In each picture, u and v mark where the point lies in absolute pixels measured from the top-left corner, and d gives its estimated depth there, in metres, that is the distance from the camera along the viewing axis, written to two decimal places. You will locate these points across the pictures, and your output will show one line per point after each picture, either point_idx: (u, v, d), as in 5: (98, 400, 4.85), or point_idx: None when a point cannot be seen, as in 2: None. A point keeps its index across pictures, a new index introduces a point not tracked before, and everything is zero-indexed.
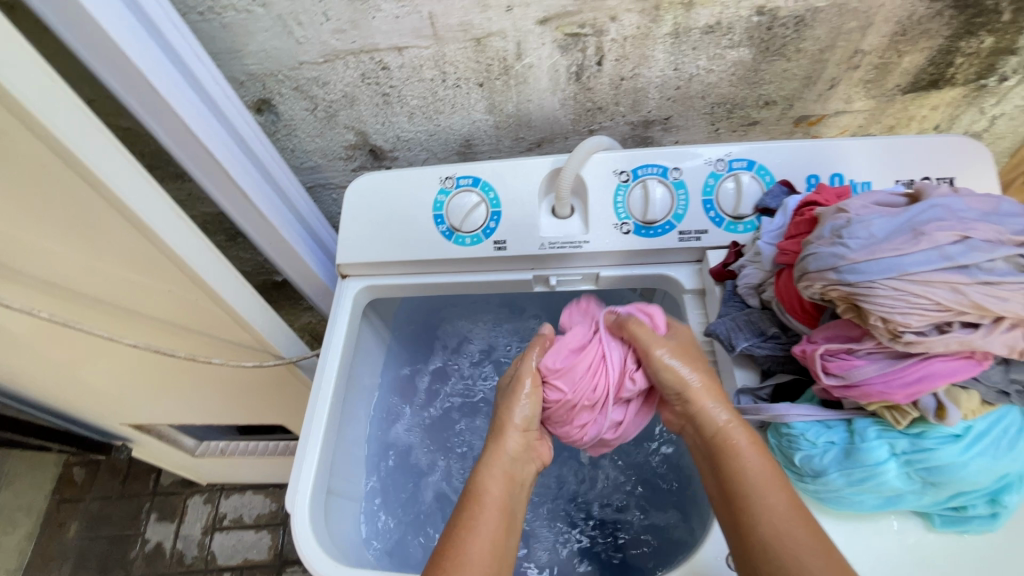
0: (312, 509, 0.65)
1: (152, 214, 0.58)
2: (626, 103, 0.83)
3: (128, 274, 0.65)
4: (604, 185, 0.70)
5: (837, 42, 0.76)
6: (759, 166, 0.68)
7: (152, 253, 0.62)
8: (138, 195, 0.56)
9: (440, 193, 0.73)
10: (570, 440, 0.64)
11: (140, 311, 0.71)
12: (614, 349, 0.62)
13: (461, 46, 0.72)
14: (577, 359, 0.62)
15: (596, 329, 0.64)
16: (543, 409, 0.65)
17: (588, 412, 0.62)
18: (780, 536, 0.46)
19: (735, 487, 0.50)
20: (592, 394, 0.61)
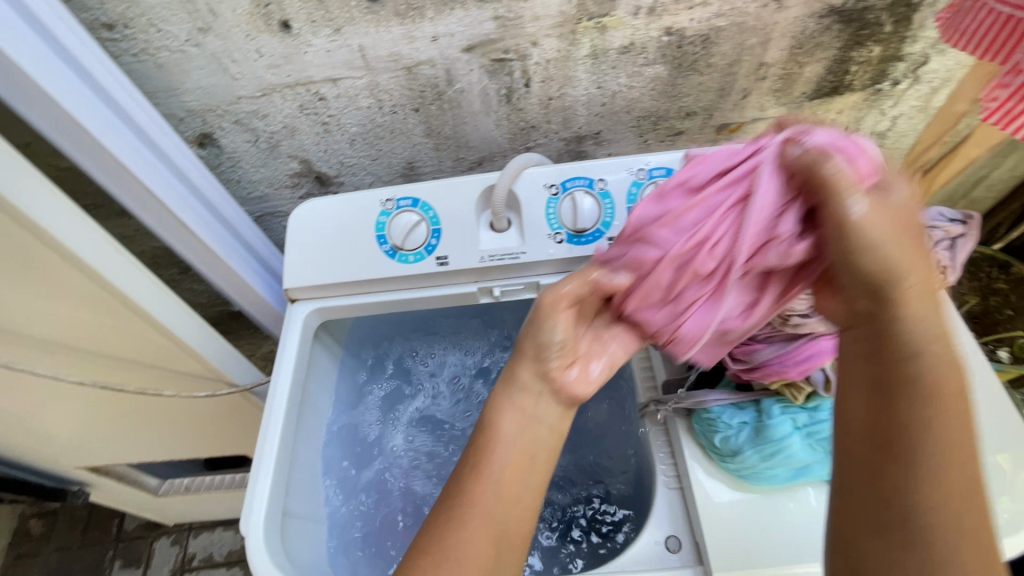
0: (267, 529, 0.66)
1: (91, 252, 0.59)
2: (557, 120, 0.88)
3: (69, 311, 0.65)
4: (536, 198, 0.75)
5: (742, 57, 0.83)
6: (677, 173, 0.74)
7: (93, 289, 0.63)
8: (76, 235, 0.57)
9: (381, 215, 0.76)
10: (662, 319, 0.56)
11: (86, 348, 0.71)
12: (764, 191, 0.50)
13: (393, 75, 0.76)
14: (694, 209, 0.53)
15: (752, 169, 0.52)
16: (634, 273, 0.57)
17: (697, 283, 0.53)
18: (924, 502, 0.43)
19: (889, 431, 0.45)
20: (710, 257, 0.52)
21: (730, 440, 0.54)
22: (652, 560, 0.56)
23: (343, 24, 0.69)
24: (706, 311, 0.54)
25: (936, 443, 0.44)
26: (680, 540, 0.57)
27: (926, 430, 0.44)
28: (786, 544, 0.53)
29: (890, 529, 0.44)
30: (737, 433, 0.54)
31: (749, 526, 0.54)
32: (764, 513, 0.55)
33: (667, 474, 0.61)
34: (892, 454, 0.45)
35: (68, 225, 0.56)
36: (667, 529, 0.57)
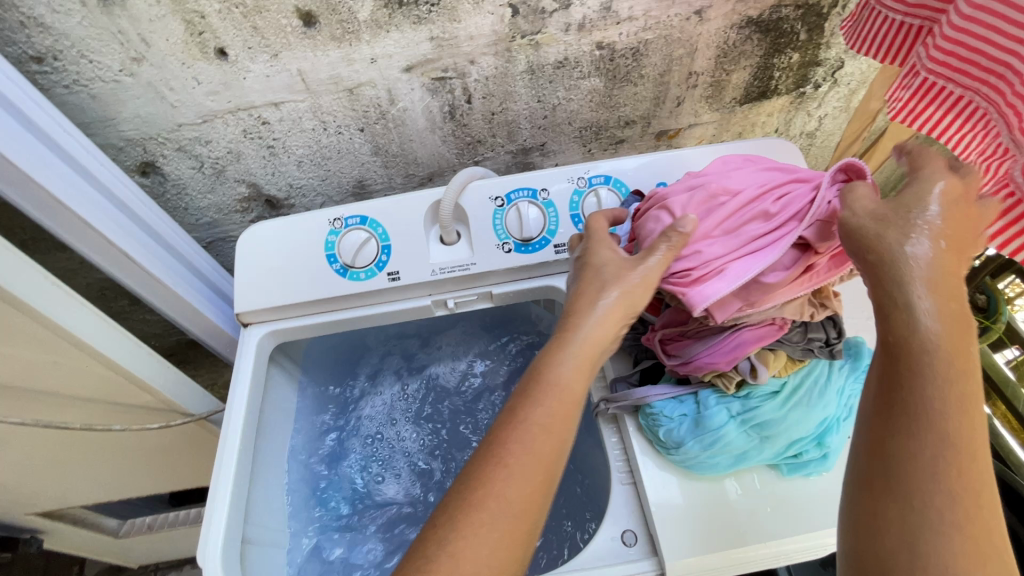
0: (225, 558, 0.64)
1: (25, 287, 0.58)
2: (502, 134, 0.91)
3: (4, 350, 0.63)
4: (482, 210, 0.77)
5: (671, 67, 0.87)
6: (616, 179, 0.77)
7: (29, 325, 0.61)
8: (9, 270, 0.56)
9: (330, 234, 0.77)
10: (694, 276, 0.50)
11: (26, 388, 0.69)
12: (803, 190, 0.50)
13: (335, 97, 0.77)
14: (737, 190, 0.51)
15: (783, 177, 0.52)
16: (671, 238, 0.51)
17: (730, 246, 0.49)
18: (918, 476, 0.39)
19: (888, 398, 0.41)
20: (748, 227, 0.49)
21: (673, 433, 0.55)
22: (609, 556, 0.57)
23: (280, 49, 0.70)
24: (746, 257, 0.48)
25: (935, 411, 0.39)
26: (636, 534, 0.58)
27: (927, 397, 0.39)
28: (732, 529, 0.55)
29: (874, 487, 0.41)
30: (679, 426, 0.55)
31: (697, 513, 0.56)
32: (710, 501, 0.56)
33: (620, 470, 0.62)
34: (895, 419, 0.41)
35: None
36: (624, 524, 0.58)
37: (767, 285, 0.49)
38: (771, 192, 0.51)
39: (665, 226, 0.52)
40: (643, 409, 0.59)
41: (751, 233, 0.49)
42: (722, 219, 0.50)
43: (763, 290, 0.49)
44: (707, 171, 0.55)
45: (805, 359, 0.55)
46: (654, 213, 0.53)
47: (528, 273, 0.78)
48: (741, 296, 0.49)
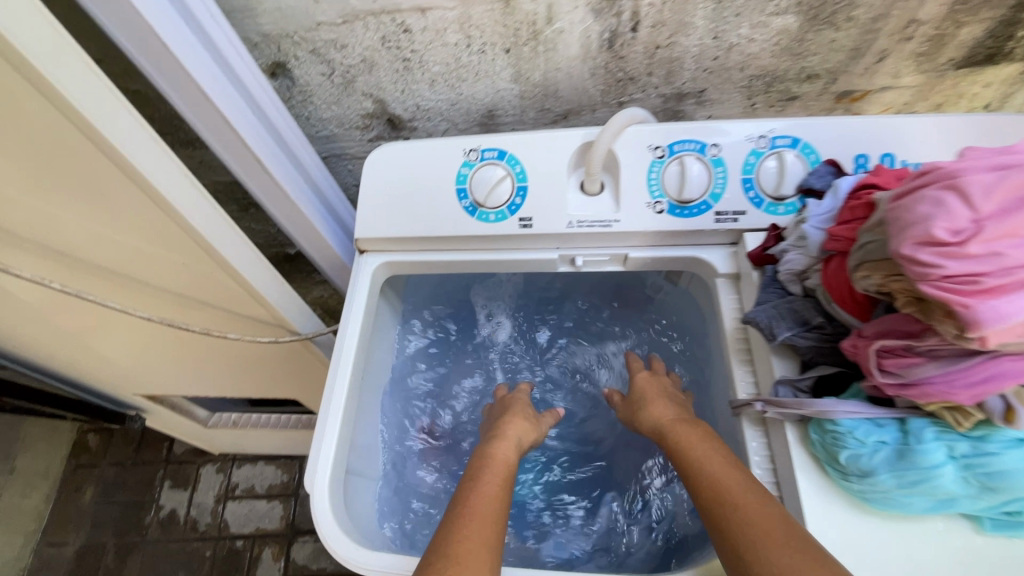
0: (333, 488, 0.64)
1: (168, 187, 0.55)
2: (660, 73, 0.78)
3: (140, 244, 0.62)
4: (637, 160, 0.67)
5: (891, 11, 0.70)
6: (804, 143, 0.64)
7: (167, 224, 0.59)
8: (156, 168, 0.53)
9: (463, 166, 0.70)
10: (969, 288, 0.36)
11: (150, 283, 0.69)
12: None
13: (489, 8, 0.67)
14: None
15: None
16: (949, 232, 0.37)
17: None
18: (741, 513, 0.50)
19: (706, 492, 0.53)
20: None
21: (860, 459, 0.46)
22: None
23: None
24: None
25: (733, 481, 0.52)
26: None
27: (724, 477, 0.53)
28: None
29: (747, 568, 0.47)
30: (871, 453, 0.46)
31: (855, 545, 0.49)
32: (886, 539, 0.48)
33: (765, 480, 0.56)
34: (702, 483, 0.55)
35: (150, 157, 0.52)
36: None
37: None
38: None
39: (948, 211, 0.37)
40: (821, 424, 0.49)
41: None
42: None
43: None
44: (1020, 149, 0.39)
45: None
46: (932, 192, 0.38)
47: (675, 239, 0.69)
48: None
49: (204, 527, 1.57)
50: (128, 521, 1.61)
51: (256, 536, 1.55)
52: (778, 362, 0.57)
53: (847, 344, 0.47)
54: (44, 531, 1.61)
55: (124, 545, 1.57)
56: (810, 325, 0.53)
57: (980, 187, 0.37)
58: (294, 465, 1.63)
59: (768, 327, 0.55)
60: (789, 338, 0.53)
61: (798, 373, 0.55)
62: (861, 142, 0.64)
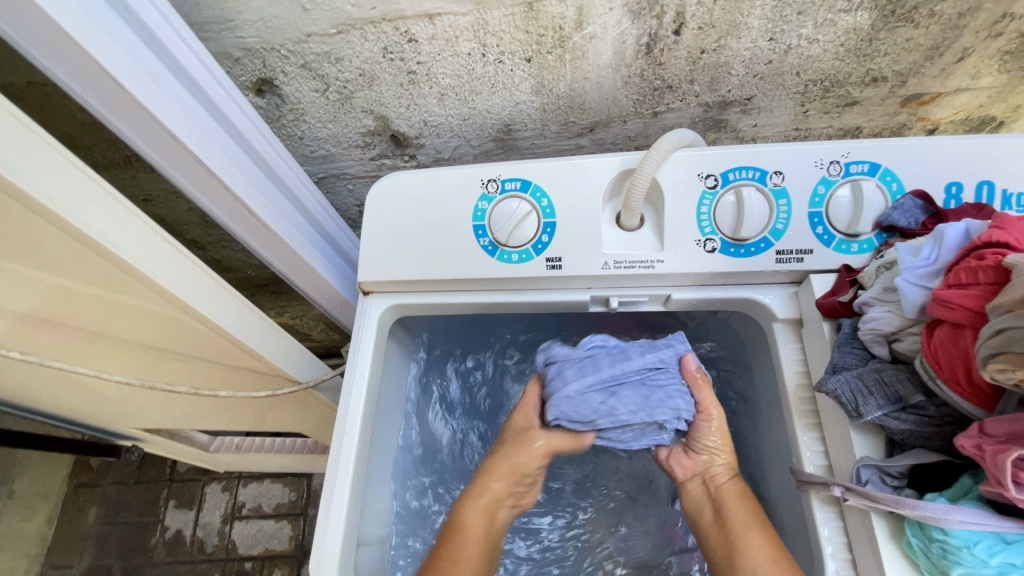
0: (343, 566, 0.57)
1: (75, 204, 0.44)
2: (703, 81, 0.68)
3: (95, 294, 0.53)
4: (685, 193, 0.57)
5: (982, 4, 0.60)
6: (884, 170, 0.55)
7: (112, 271, 0.51)
8: (47, 175, 0.41)
9: (481, 200, 0.60)
10: None
11: (114, 341, 0.60)
12: None
13: (507, 13, 0.57)
14: None
15: None
16: None
17: None
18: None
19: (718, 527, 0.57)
20: None
21: None
22: None
23: None
24: None
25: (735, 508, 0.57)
26: None
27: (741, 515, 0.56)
28: None
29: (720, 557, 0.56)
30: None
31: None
32: None
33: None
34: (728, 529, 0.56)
35: (41, 171, 0.41)
36: None
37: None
38: None
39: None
40: (926, 528, 0.41)
41: None
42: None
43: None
44: None
45: None
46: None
47: (727, 279, 0.60)
48: None
49: (212, 548, 1.53)
50: (134, 541, 1.56)
51: (265, 557, 1.50)
52: (859, 439, 0.47)
53: (968, 444, 0.38)
54: (48, 554, 1.57)
55: (131, 567, 1.54)
56: (906, 404, 0.44)
57: None
58: (302, 482, 1.56)
59: (853, 403, 0.46)
60: (881, 419, 0.45)
61: (885, 454, 0.46)
62: (958, 167, 0.54)
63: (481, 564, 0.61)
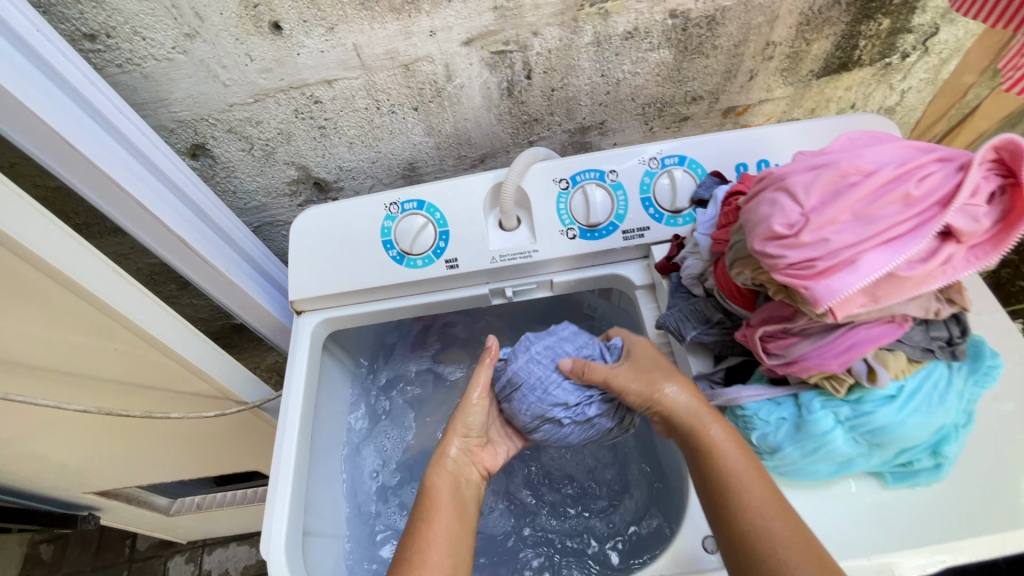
0: (289, 548, 0.63)
1: (43, 243, 0.54)
2: (560, 112, 0.85)
3: (55, 330, 0.62)
4: (545, 195, 0.72)
5: (748, 37, 0.80)
6: (690, 160, 0.71)
7: (73, 304, 0.60)
8: (17, 219, 0.52)
9: (386, 219, 0.73)
10: (794, 272, 0.41)
11: (72, 376, 0.68)
12: (946, 175, 0.40)
13: (390, 74, 0.73)
14: (850, 178, 0.40)
15: (939, 158, 0.41)
16: (755, 222, 0.43)
17: (853, 240, 0.40)
18: (779, 557, 0.45)
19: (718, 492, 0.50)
20: (880, 214, 0.39)
21: (768, 437, 0.50)
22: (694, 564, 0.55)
23: (337, 22, 0.66)
24: (882, 250, 0.39)
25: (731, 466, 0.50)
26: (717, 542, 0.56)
27: (739, 471, 0.49)
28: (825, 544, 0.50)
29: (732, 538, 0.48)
30: (775, 430, 0.50)
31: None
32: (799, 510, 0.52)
33: None
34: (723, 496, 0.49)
35: (16, 217, 0.52)
36: (704, 530, 0.57)
37: (900, 280, 0.40)
38: (912, 170, 0.40)
39: (777, 209, 0.42)
40: (733, 410, 0.53)
41: (888, 218, 0.39)
42: (854, 199, 0.40)
43: (894, 286, 0.41)
44: (829, 148, 0.44)
45: (923, 360, 0.48)
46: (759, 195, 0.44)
47: (593, 260, 0.74)
48: (867, 294, 0.41)
49: None
50: None
51: None
52: (693, 359, 0.60)
53: (739, 334, 0.52)
54: None
55: None
56: (712, 322, 0.58)
57: (789, 190, 0.42)
58: None
59: (676, 329, 0.59)
60: (696, 336, 0.58)
61: (711, 366, 0.60)
62: (742, 153, 0.71)
63: (464, 517, 0.64)
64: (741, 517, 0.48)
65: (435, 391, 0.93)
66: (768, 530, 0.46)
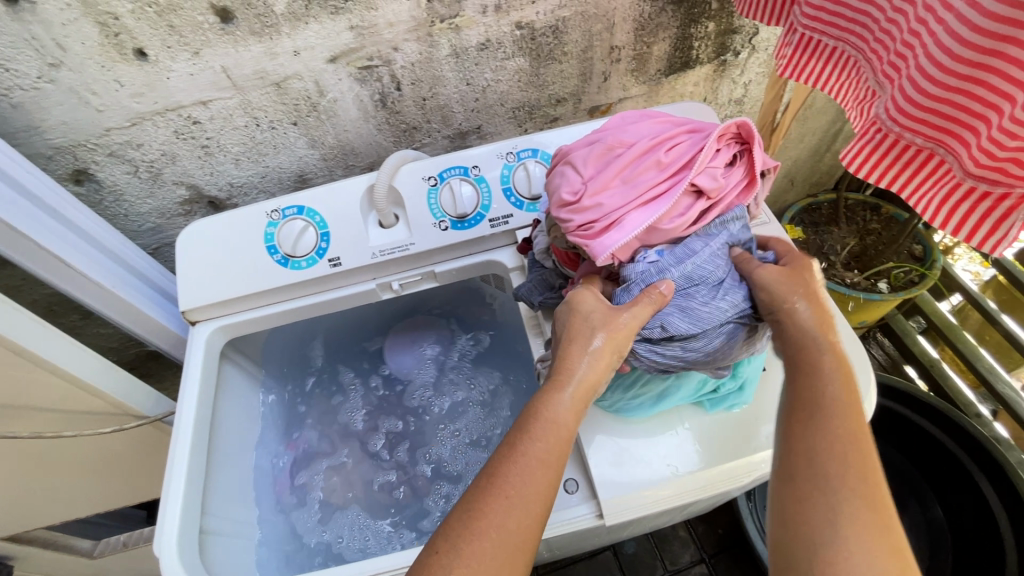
0: (182, 543, 0.65)
1: None
2: (436, 119, 0.93)
3: None
4: (416, 192, 0.79)
5: (593, 43, 0.90)
6: (543, 152, 0.80)
7: None
8: None
9: (269, 226, 0.78)
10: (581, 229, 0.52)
11: None
12: (690, 143, 0.52)
13: (263, 92, 0.79)
14: (616, 153, 0.52)
15: (689, 130, 0.53)
16: (554, 193, 0.54)
17: (620, 199, 0.50)
18: (835, 509, 0.44)
19: (802, 431, 0.49)
20: (638, 178, 0.51)
21: None
22: (553, 505, 0.60)
23: (201, 47, 0.71)
24: (641, 206, 0.50)
25: (845, 421, 0.48)
26: (577, 481, 0.62)
27: (839, 422, 0.48)
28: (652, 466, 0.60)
29: (796, 476, 0.47)
30: None
31: (617, 449, 0.61)
32: (634, 441, 0.62)
33: None
34: (811, 419, 0.49)
35: None
36: (566, 474, 0.62)
37: (665, 230, 0.52)
38: (663, 142, 0.52)
39: (568, 180, 0.53)
40: None
41: (644, 180, 0.51)
42: (620, 168, 0.51)
43: (659, 234, 0.53)
44: (607, 127, 0.56)
45: None
46: (559, 168, 0.55)
47: (468, 248, 0.81)
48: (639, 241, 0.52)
49: None
50: None
51: None
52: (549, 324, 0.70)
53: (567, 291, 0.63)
54: None
55: None
56: (556, 289, 0.68)
57: (574, 165, 0.53)
58: None
59: (528, 296, 0.70)
60: (543, 301, 0.69)
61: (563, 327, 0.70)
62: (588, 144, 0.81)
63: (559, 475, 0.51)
64: (817, 461, 0.47)
65: (344, 391, 0.98)
66: (835, 481, 0.45)
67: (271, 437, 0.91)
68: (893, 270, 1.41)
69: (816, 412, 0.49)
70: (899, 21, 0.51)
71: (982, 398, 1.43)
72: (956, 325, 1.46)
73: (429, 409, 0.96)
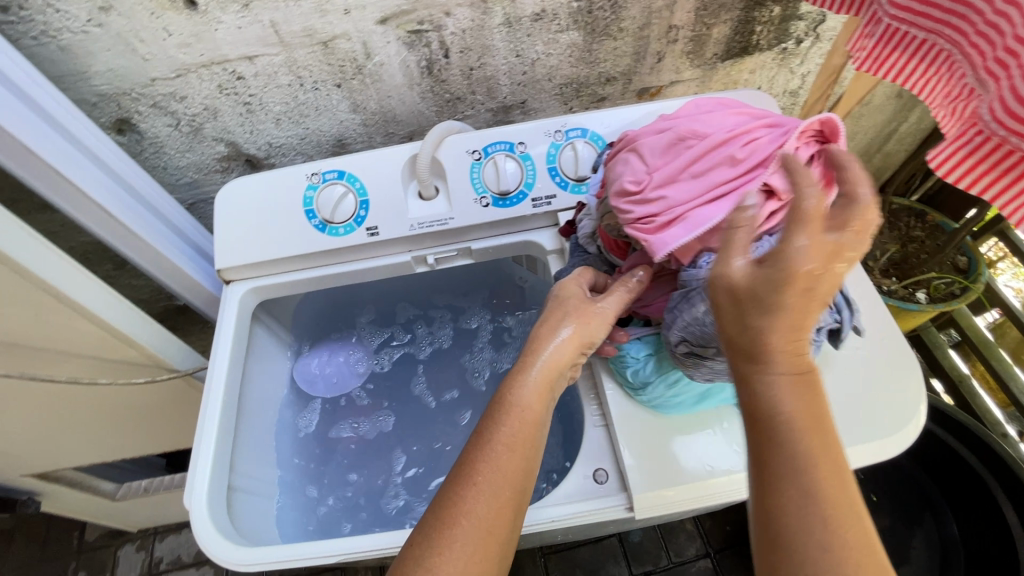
0: (211, 498, 0.66)
1: None
2: (481, 91, 0.90)
3: None
4: (458, 165, 0.77)
5: (651, 20, 0.86)
6: (592, 133, 0.77)
7: None
8: None
9: (308, 189, 0.77)
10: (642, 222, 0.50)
11: None
12: (768, 139, 0.49)
13: (310, 51, 0.77)
14: (688, 143, 0.49)
15: (769, 125, 0.50)
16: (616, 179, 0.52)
17: (687, 194, 0.48)
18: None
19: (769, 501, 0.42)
20: (709, 173, 0.48)
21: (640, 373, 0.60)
22: (582, 494, 0.60)
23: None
24: (710, 203, 0.48)
25: (820, 482, 0.41)
26: (607, 472, 0.61)
27: (809, 485, 0.41)
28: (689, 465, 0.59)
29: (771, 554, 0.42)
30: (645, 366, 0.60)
31: (652, 445, 0.60)
32: (671, 438, 0.60)
33: (596, 413, 0.65)
34: (772, 482, 0.42)
35: None
36: (597, 463, 0.61)
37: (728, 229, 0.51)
38: (740, 136, 0.49)
39: (632, 168, 0.51)
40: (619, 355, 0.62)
41: (715, 176, 0.48)
42: (691, 161, 0.48)
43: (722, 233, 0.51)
44: (680, 114, 0.53)
45: None
46: (624, 155, 0.53)
47: (507, 227, 0.79)
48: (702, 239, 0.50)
49: None
50: None
51: None
52: None
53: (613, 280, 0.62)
54: None
55: None
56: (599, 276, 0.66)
57: (641, 153, 0.51)
58: None
59: None
60: None
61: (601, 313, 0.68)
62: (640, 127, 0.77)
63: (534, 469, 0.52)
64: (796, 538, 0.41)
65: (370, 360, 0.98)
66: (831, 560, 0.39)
67: (297, 400, 0.91)
68: (934, 281, 1.36)
69: (793, 470, 0.42)
70: (1009, 17, 0.47)
71: (1010, 418, 1.39)
72: (993, 342, 1.41)
73: (453, 386, 0.96)
